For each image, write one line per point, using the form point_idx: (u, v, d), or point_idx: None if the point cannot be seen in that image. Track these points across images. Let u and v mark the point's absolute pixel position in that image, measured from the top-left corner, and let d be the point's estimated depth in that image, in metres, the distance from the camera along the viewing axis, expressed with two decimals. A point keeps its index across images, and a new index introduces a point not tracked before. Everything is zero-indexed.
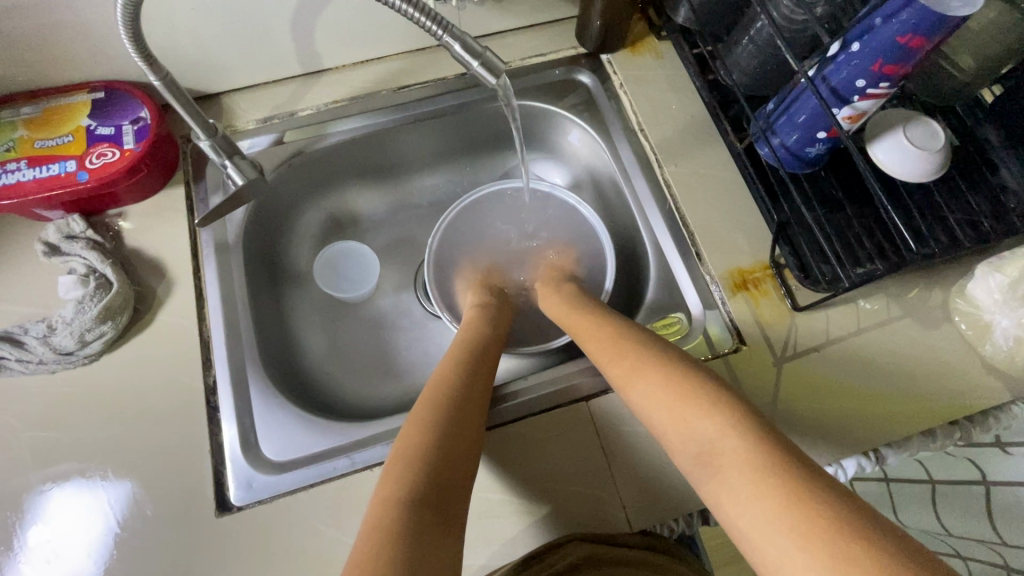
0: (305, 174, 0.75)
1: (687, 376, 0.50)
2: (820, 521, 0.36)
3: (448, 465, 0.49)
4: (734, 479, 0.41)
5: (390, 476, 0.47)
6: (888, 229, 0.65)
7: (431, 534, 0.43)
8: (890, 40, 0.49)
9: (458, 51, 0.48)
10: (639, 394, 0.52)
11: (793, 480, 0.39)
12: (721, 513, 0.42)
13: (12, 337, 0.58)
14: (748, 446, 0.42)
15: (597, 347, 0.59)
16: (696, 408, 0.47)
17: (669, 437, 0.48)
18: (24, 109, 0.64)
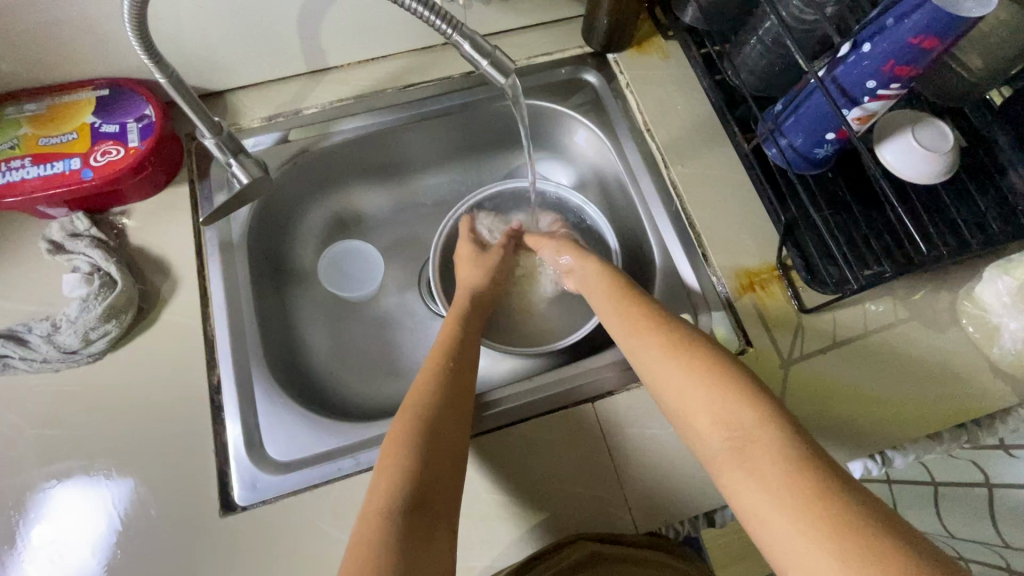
0: (310, 172, 0.75)
1: (729, 366, 0.51)
2: (846, 521, 0.38)
3: (438, 469, 0.50)
4: (766, 471, 0.42)
5: (382, 481, 0.49)
6: (896, 232, 0.65)
7: (422, 542, 0.45)
8: (902, 41, 0.48)
9: (468, 50, 0.48)
10: (672, 372, 0.52)
11: (819, 483, 0.41)
12: (740, 500, 0.43)
13: (16, 335, 0.58)
14: (782, 443, 0.44)
15: (632, 323, 0.59)
16: (735, 400, 0.48)
17: (699, 421, 0.49)
18: (28, 106, 0.63)
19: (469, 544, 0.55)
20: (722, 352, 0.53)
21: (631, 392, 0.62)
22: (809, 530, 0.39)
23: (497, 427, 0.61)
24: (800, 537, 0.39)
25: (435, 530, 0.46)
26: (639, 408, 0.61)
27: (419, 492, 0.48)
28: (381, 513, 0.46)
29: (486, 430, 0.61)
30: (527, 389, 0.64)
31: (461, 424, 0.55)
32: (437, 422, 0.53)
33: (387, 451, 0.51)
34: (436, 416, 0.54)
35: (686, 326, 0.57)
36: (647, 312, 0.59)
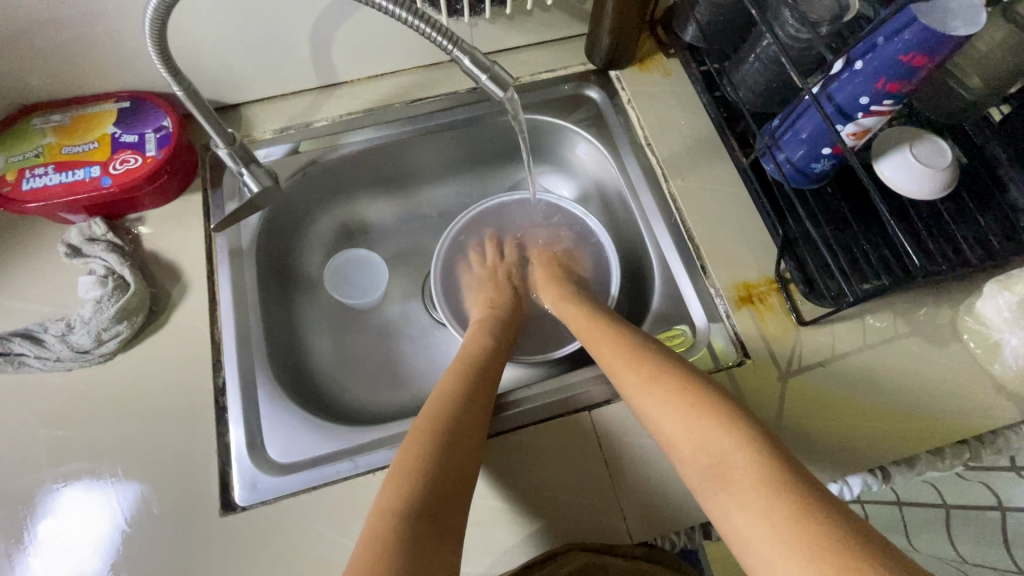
0: (319, 183, 0.78)
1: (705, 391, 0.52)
2: (831, 546, 0.38)
3: (450, 479, 0.51)
4: (747, 493, 0.43)
5: (393, 487, 0.50)
6: (895, 247, 0.65)
7: (427, 550, 0.45)
8: (893, 58, 0.49)
9: (468, 65, 0.49)
10: (652, 405, 0.53)
11: (798, 501, 0.41)
12: (726, 524, 0.44)
13: (33, 334, 0.60)
14: (764, 466, 0.44)
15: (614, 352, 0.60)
16: (712, 423, 0.49)
17: (681, 448, 0.50)
18: (54, 117, 0.67)
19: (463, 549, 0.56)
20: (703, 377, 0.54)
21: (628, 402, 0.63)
22: (796, 556, 0.39)
23: (490, 436, 0.61)
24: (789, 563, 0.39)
25: (442, 540, 0.46)
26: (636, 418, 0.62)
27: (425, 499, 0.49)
28: (385, 523, 0.47)
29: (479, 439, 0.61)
30: (526, 396, 0.65)
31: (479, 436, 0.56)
32: (455, 431, 0.54)
33: (400, 458, 0.52)
34: (453, 426, 0.55)
35: (667, 354, 0.58)
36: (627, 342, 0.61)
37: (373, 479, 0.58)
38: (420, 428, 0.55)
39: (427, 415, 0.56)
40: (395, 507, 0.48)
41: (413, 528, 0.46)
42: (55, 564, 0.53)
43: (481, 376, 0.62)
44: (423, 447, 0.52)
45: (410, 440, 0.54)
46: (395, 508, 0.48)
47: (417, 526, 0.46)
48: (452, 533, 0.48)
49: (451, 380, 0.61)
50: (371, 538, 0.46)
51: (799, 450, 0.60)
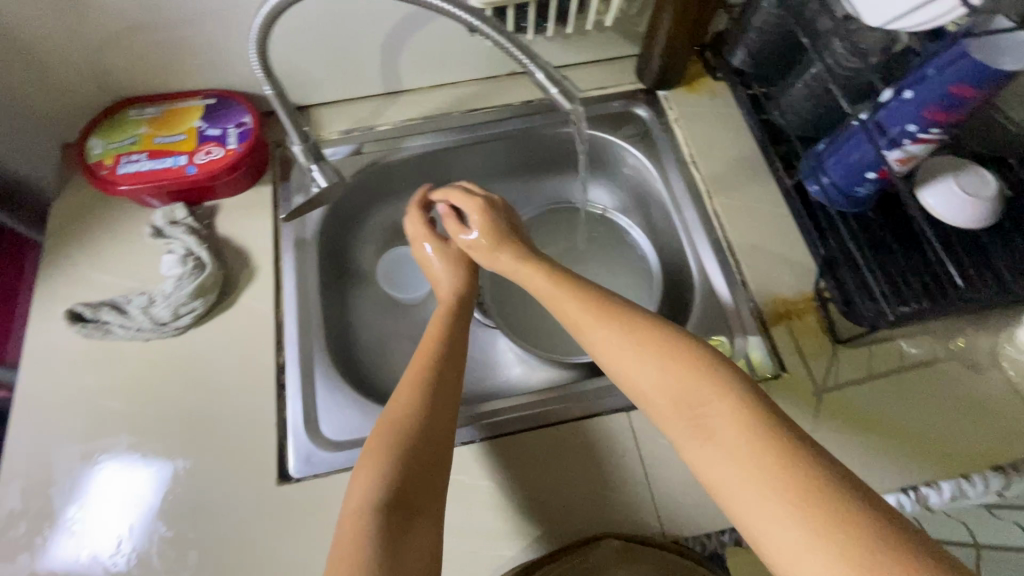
0: (377, 182, 0.82)
1: (660, 335, 0.50)
2: (821, 501, 0.38)
3: (423, 463, 0.50)
4: (735, 453, 0.42)
5: (363, 478, 0.49)
6: (937, 273, 0.66)
7: (400, 538, 0.45)
8: (942, 89, 0.52)
9: (540, 78, 0.55)
10: (630, 362, 0.49)
11: (786, 456, 0.40)
12: (712, 486, 0.42)
13: (118, 305, 0.66)
14: (745, 423, 0.43)
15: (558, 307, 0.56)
16: (693, 377, 0.46)
17: (659, 407, 0.47)
18: (148, 109, 0.73)
19: (500, 533, 0.59)
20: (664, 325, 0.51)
21: None
22: (788, 517, 0.38)
23: (527, 428, 0.65)
24: (783, 522, 0.38)
25: (415, 525, 0.47)
26: None
27: (393, 489, 0.48)
28: (360, 518, 0.46)
29: (517, 430, 0.65)
30: (566, 393, 0.68)
31: (452, 416, 0.55)
32: (426, 418, 0.53)
33: (370, 450, 0.51)
34: (419, 412, 0.53)
35: (588, 300, 0.55)
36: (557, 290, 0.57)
37: None
38: (386, 416, 0.53)
39: (395, 402, 0.54)
40: (367, 503, 0.47)
41: (385, 521, 0.46)
42: (93, 523, 0.58)
43: (444, 351, 0.60)
44: (394, 436, 0.51)
45: (378, 431, 0.52)
46: (367, 503, 0.47)
47: (391, 519, 0.46)
48: (426, 516, 0.48)
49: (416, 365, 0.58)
50: (349, 535, 0.45)
51: None
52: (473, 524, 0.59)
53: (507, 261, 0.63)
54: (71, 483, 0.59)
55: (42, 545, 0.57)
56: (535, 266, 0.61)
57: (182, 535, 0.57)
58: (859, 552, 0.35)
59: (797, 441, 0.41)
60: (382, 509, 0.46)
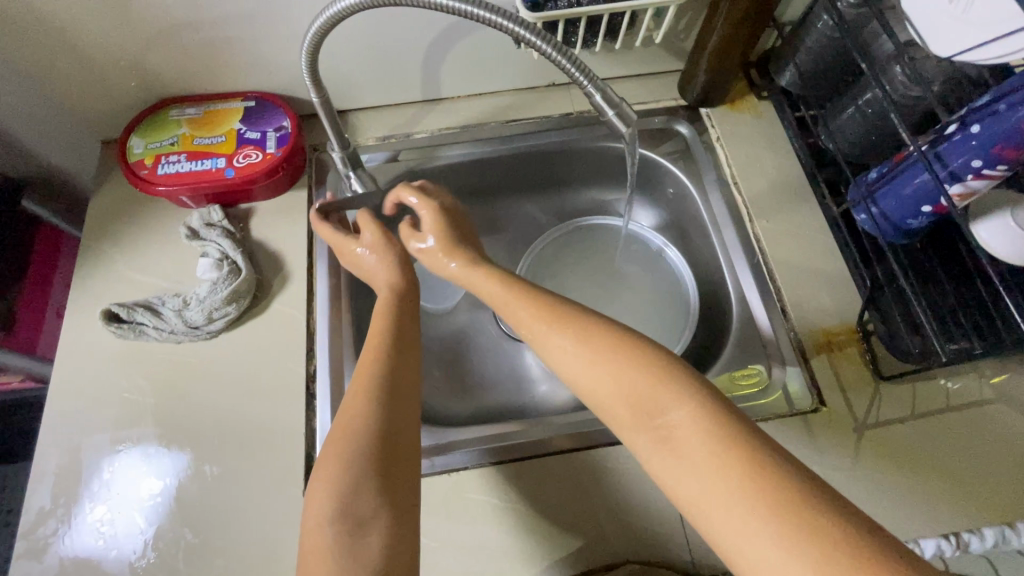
0: (411, 190, 0.82)
1: (615, 334, 0.47)
2: (800, 517, 0.35)
3: (393, 467, 0.45)
4: (705, 465, 0.38)
5: (319, 491, 0.43)
6: (988, 311, 0.64)
7: (371, 553, 0.41)
8: (1014, 126, 0.49)
9: (598, 101, 0.54)
10: (579, 362, 0.46)
11: (758, 464, 0.38)
12: (683, 501, 0.39)
13: (152, 306, 0.66)
14: (713, 430, 0.40)
15: (523, 305, 0.53)
16: (649, 379, 0.43)
17: (616, 412, 0.44)
18: (188, 109, 0.73)
19: (528, 556, 0.58)
20: (606, 321, 0.49)
21: None
22: (767, 534, 0.35)
23: (554, 451, 0.63)
24: (762, 538, 0.35)
25: (376, 530, 0.42)
26: None
27: (348, 490, 0.43)
28: (322, 531, 0.41)
29: (543, 453, 0.63)
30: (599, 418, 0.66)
31: (413, 410, 0.50)
32: (386, 417, 0.48)
33: (322, 460, 0.45)
34: (382, 407, 0.48)
35: (534, 301, 0.52)
36: (512, 290, 0.55)
37: (450, 479, 0.61)
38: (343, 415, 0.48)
39: (352, 403, 0.48)
40: (327, 515, 0.42)
41: (348, 532, 0.41)
42: (116, 520, 0.58)
43: (393, 340, 0.54)
44: (351, 440, 0.45)
45: (333, 437, 0.47)
46: (323, 518, 0.42)
47: (353, 534, 0.41)
48: (398, 521, 0.43)
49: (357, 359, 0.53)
50: (313, 550, 0.41)
51: (873, 505, 0.60)
52: (501, 547, 0.58)
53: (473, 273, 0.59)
54: (103, 484, 0.59)
55: (67, 541, 0.57)
56: (488, 275, 0.58)
57: (210, 543, 0.57)
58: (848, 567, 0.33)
59: (771, 448, 0.39)
60: (343, 519, 0.42)
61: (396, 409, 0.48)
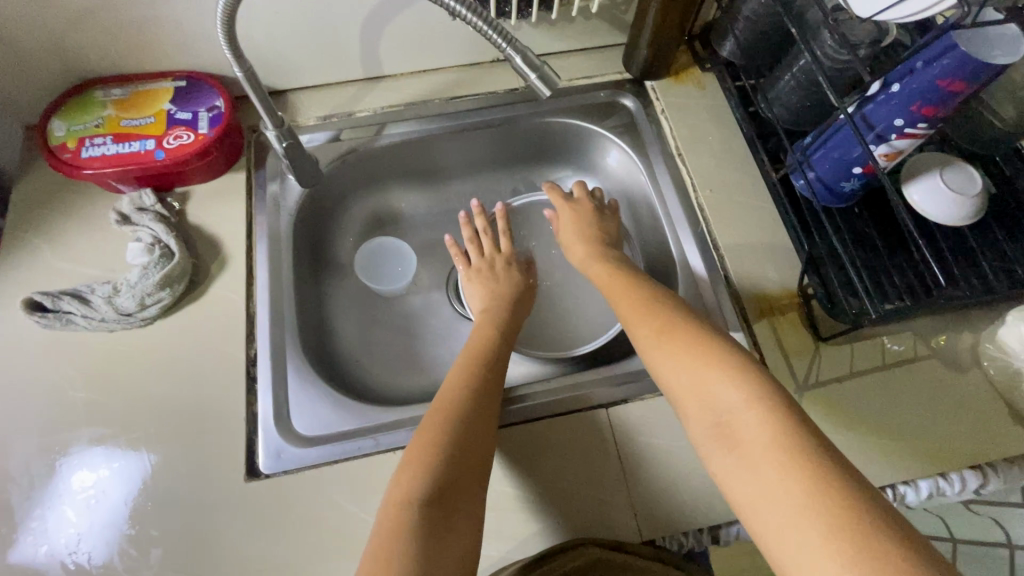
0: (356, 170, 0.80)
1: (704, 338, 0.53)
2: (851, 515, 0.38)
3: (471, 467, 0.52)
4: (761, 459, 0.43)
5: (409, 472, 0.51)
6: (920, 271, 0.66)
7: (440, 536, 0.46)
8: (931, 83, 0.51)
9: (519, 64, 0.53)
10: (665, 358, 0.53)
11: (817, 465, 0.41)
12: (734, 491, 0.44)
13: (80, 294, 0.64)
14: (776, 431, 0.44)
15: (640, 310, 0.59)
16: (722, 377, 0.49)
17: (688, 404, 0.49)
18: (114, 90, 0.70)
19: None
20: (717, 330, 0.54)
21: (646, 401, 0.64)
22: (811, 528, 0.38)
23: (501, 427, 0.63)
24: (798, 526, 0.39)
25: (453, 523, 0.48)
26: (650, 417, 0.63)
27: (432, 482, 0.50)
28: (403, 509, 0.48)
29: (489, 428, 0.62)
30: (546, 390, 0.66)
31: (495, 418, 0.57)
32: (471, 417, 0.55)
33: (415, 447, 0.53)
34: (465, 411, 0.56)
35: (676, 310, 0.58)
36: (649, 297, 0.60)
37: (394, 458, 0.60)
38: (437, 415, 0.56)
39: (447, 403, 0.57)
40: (412, 495, 0.49)
41: (428, 514, 0.47)
42: (47, 515, 0.56)
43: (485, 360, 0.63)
44: (441, 433, 0.54)
45: (429, 428, 0.55)
46: (409, 497, 0.49)
47: (431, 516, 0.47)
48: (466, 511, 0.49)
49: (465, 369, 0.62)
50: (391, 522, 0.47)
51: None
52: None
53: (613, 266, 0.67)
54: (50, 487, 0.57)
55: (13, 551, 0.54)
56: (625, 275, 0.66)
57: (145, 532, 0.56)
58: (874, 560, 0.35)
59: (831, 456, 0.41)
60: (424, 501, 0.48)
61: (474, 413, 0.56)
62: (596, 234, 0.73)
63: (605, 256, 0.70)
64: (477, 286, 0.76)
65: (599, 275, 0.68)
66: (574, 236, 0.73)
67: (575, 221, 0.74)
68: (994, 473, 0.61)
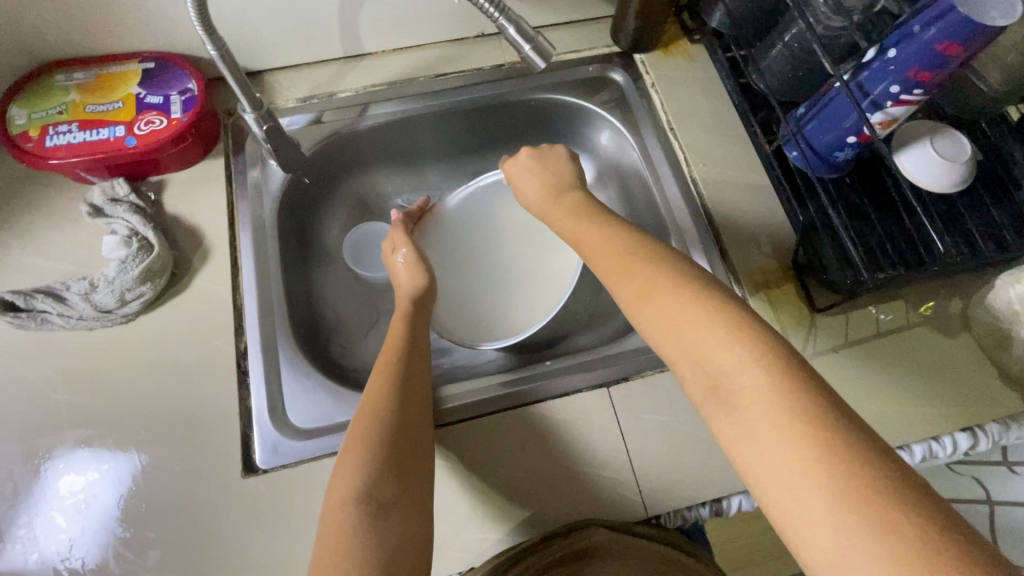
0: (340, 153, 0.77)
1: (693, 289, 0.47)
2: (860, 485, 0.34)
3: (408, 466, 0.50)
4: (764, 423, 0.38)
5: (343, 472, 0.48)
6: (910, 238, 0.66)
7: (384, 534, 0.44)
8: (928, 47, 0.50)
9: (512, 35, 0.52)
10: (659, 313, 0.47)
11: (824, 430, 0.36)
12: (736, 454, 0.39)
13: (55, 292, 0.60)
14: (777, 390, 0.39)
15: (619, 265, 0.52)
16: (717, 334, 0.43)
17: (680, 364, 0.44)
18: (77, 74, 0.66)
19: (483, 515, 0.57)
20: (706, 278, 0.48)
21: (646, 379, 0.65)
22: (820, 500, 0.34)
23: (494, 412, 0.62)
24: (809, 497, 0.35)
25: (398, 523, 0.46)
26: (651, 394, 0.64)
27: (369, 484, 0.47)
28: (342, 511, 0.45)
29: (483, 413, 0.62)
30: (546, 372, 0.66)
31: (423, 413, 0.55)
32: (401, 411, 0.53)
33: (349, 445, 0.50)
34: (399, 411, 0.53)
35: (656, 261, 0.51)
36: (626, 250, 0.53)
37: None
38: (366, 410, 0.53)
39: (376, 398, 0.54)
40: (350, 495, 0.46)
41: (369, 512, 0.45)
42: (35, 522, 0.54)
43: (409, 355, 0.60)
44: (373, 428, 0.51)
45: (359, 425, 0.52)
46: (345, 499, 0.46)
47: (372, 514, 0.45)
48: (410, 503, 0.48)
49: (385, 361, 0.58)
50: (332, 525, 0.45)
51: None
52: (453, 509, 0.57)
53: (572, 214, 0.61)
54: (35, 492, 0.55)
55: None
56: (595, 223, 0.59)
57: (141, 535, 0.54)
58: (893, 532, 0.32)
59: (839, 414, 0.37)
60: (363, 499, 0.46)
61: (409, 406, 0.54)
62: (556, 178, 0.67)
63: (565, 201, 0.64)
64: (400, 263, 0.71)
65: (563, 223, 0.62)
66: (536, 189, 0.67)
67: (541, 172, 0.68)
68: (984, 435, 0.63)
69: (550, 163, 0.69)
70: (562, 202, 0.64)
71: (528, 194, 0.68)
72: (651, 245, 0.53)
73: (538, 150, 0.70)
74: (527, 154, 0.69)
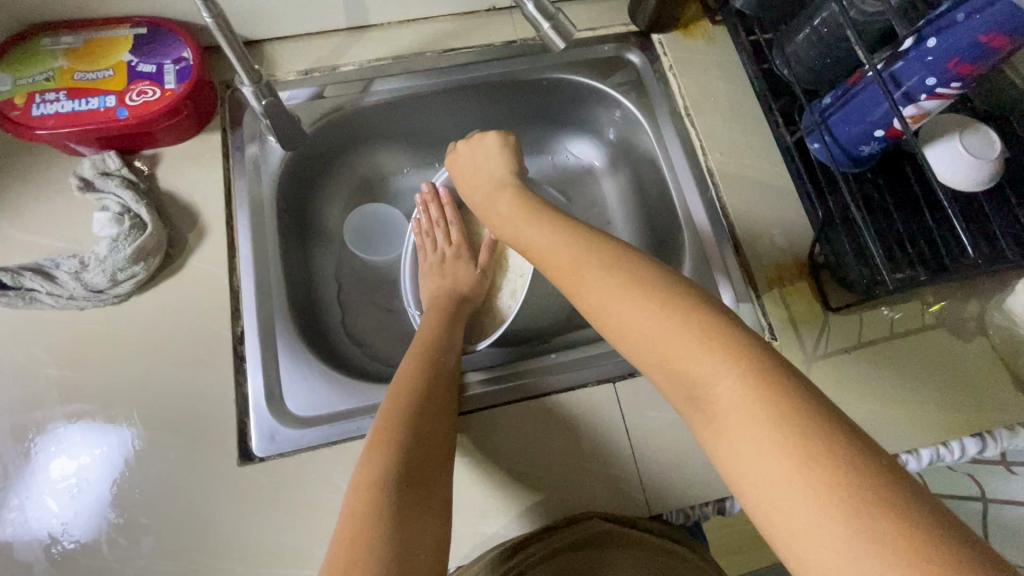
0: (343, 130, 0.74)
1: (657, 292, 0.43)
2: (847, 487, 0.31)
3: (430, 454, 0.49)
4: (748, 430, 0.35)
5: (372, 458, 0.47)
6: (931, 239, 0.64)
7: (409, 520, 0.44)
8: (971, 39, 0.47)
9: (531, 10, 0.50)
10: (634, 316, 0.43)
11: (809, 433, 0.34)
12: (724, 462, 0.36)
13: (43, 270, 0.58)
14: (756, 397, 0.36)
15: (568, 269, 0.48)
16: (694, 342, 0.39)
17: (659, 375, 0.41)
18: (65, 39, 0.62)
19: (483, 510, 0.56)
20: (667, 275, 0.45)
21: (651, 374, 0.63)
22: (808, 506, 0.32)
23: (497, 403, 0.61)
24: (795, 504, 0.32)
25: (423, 508, 0.45)
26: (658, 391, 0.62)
27: (401, 469, 0.47)
28: (371, 496, 0.44)
29: (485, 407, 0.61)
30: (547, 365, 0.65)
31: (448, 408, 0.55)
32: (424, 404, 0.53)
33: (376, 433, 0.50)
34: (422, 404, 0.53)
35: (607, 265, 0.46)
36: (575, 252, 0.49)
37: None
38: (389, 406, 0.52)
39: (396, 394, 0.54)
40: (377, 479, 0.46)
41: (400, 499, 0.45)
42: (26, 505, 0.52)
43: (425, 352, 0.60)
44: (401, 420, 0.51)
45: (385, 416, 0.51)
46: (378, 480, 0.46)
47: (402, 499, 0.45)
48: (438, 496, 0.47)
49: (410, 358, 0.58)
50: (360, 505, 0.44)
51: None
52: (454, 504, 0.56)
53: (511, 215, 0.58)
54: (24, 476, 0.53)
55: None
56: (539, 222, 0.55)
57: (133, 521, 0.53)
58: (889, 545, 0.29)
59: (821, 414, 0.34)
60: (395, 485, 0.45)
61: (427, 399, 0.54)
62: (493, 175, 0.65)
63: (500, 202, 0.61)
64: (450, 266, 0.74)
65: (500, 224, 0.59)
66: (476, 188, 0.66)
67: (483, 168, 0.67)
68: (993, 441, 0.61)
69: (483, 158, 0.68)
70: (496, 206, 0.61)
71: (465, 191, 0.68)
72: (602, 244, 0.49)
73: (470, 142, 0.69)
74: (463, 150, 0.69)
